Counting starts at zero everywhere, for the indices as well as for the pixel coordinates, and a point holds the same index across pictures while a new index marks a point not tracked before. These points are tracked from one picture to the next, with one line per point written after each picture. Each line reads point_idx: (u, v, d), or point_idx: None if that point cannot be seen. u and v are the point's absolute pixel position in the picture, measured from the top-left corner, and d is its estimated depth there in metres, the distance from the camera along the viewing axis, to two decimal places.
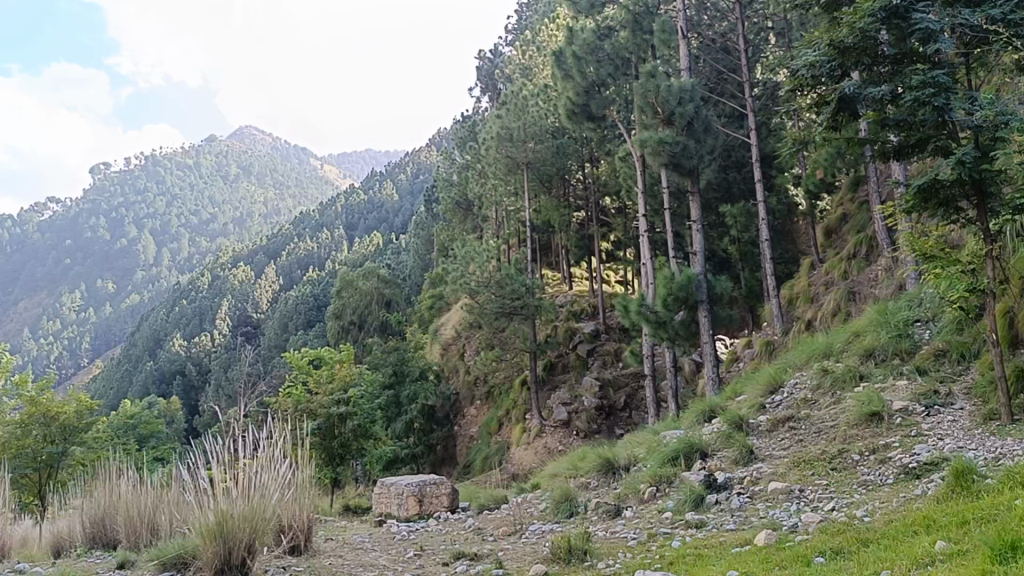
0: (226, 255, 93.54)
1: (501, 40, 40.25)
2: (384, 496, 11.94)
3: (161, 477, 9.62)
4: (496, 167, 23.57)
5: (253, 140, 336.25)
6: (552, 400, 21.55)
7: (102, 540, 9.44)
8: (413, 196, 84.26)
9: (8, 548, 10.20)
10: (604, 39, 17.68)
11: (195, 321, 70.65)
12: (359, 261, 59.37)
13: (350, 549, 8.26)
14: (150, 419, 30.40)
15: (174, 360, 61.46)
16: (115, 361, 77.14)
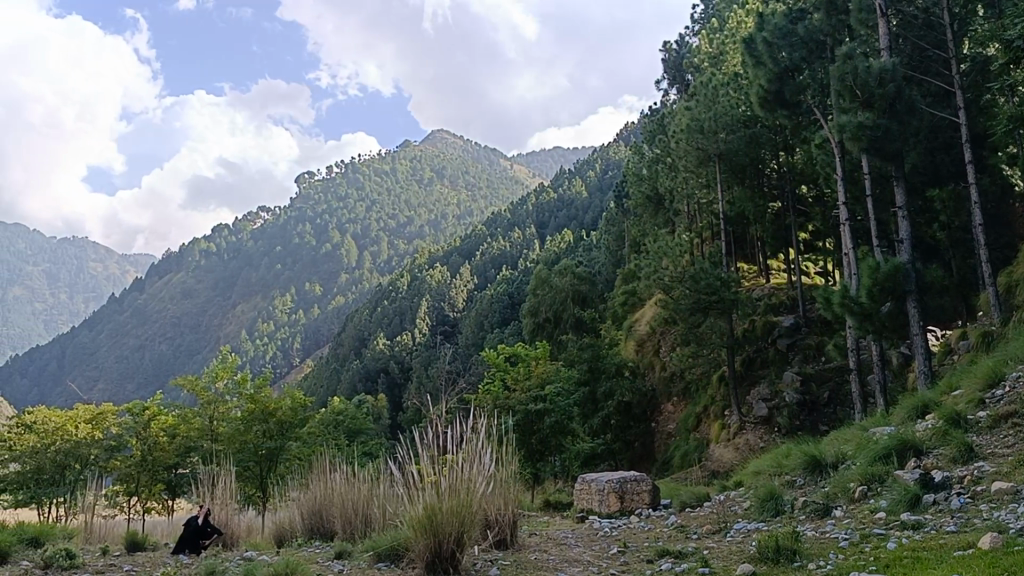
0: (423, 256, 96.43)
1: (689, 29, 39.60)
2: (586, 491, 12.01)
3: (371, 471, 10.01)
4: (688, 160, 23.29)
5: (445, 143, 345.21)
6: (752, 397, 21.06)
7: (319, 530, 9.86)
8: (602, 192, 83.98)
9: (235, 536, 10.86)
10: (795, 24, 17.18)
11: (396, 321, 73.18)
12: (552, 258, 59.67)
13: (554, 545, 8.31)
14: (358, 416, 31.77)
15: (379, 358, 63.92)
16: (325, 359, 81.02)
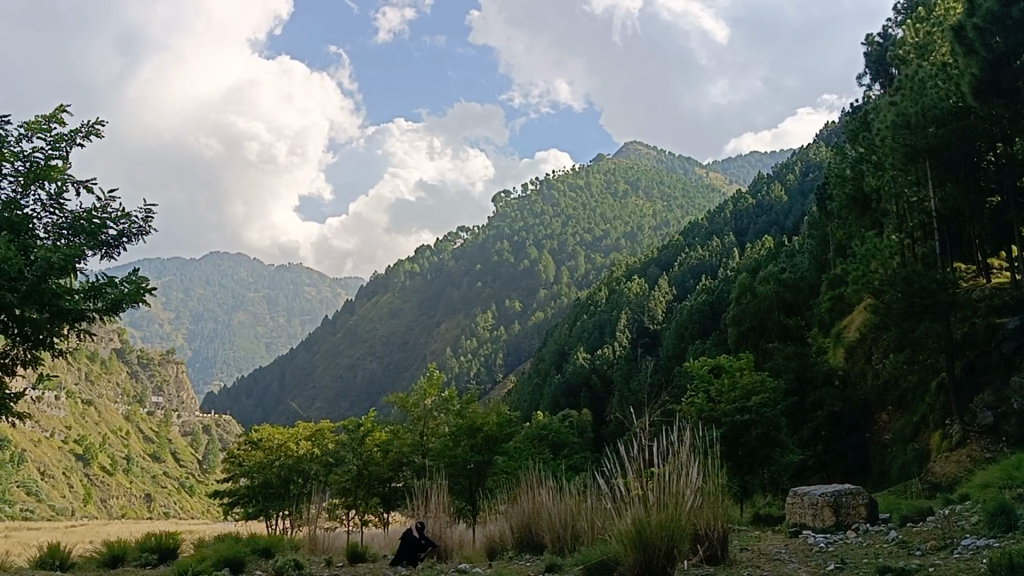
0: (621, 269, 96.19)
1: (893, 21, 37.79)
2: (797, 505, 11.61)
3: (578, 486, 10.05)
4: (896, 158, 22.24)
5: (639, 156, 343.69)
6: (976, 405, 19.84)
7: (529, 543, 9.95)
8: (803, 195, 81.17)
9: (448, 551, 11.13)
10: (1011, 6, 16.06)
11: (596, 335, 73.39)
12: (753, 264, 58.18)
13: (767, 560, 8.07)
14: (561, 429, 32.03)
15: (580, 372, 64.26)
16: (527, 374, 82.19)
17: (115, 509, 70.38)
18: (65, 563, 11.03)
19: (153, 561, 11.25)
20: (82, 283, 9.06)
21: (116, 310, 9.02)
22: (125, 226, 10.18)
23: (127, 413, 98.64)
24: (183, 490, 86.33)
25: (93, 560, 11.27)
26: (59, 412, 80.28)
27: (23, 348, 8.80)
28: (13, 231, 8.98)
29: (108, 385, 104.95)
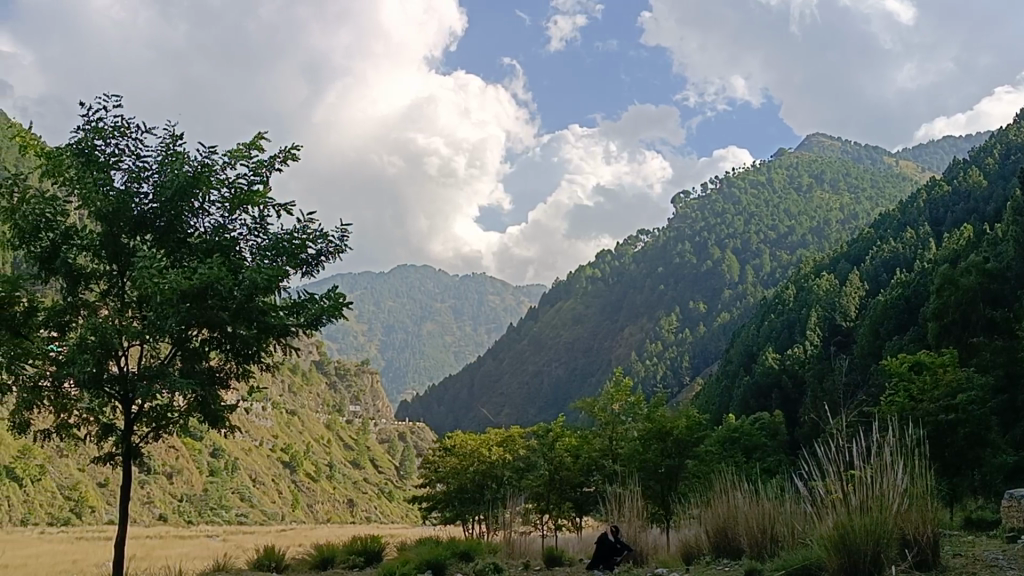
0: (809, 266, 93.05)
1: None
2: (1017, 509, 10.87)
3: (775, 490, 9.81)
4: None
5: (823, 148, 331.99)
6: None
7: (726, 549, 9.77)
8: (1006, 179, 76.12)
9: (645, 556, 11.04)
10: None
11: (786, 335, 71.33)
12: (952, 255, 55.10)
13: (984, 567, 7.61)
14: (752, 431, 31.32)
15: (770, 373, 62.60)
16: (715, 377, 80.73)
17: (321, 513, 73.65)
18: (281, 565, 11.64)
19: (360, 563, 11.77)
20: (285, 300, 9.56)
21: (316, 325, 9.44)
22: (323, 245, 10.60)
23: (328, 422, 103.25)
24: (383, 495, 89.39)
25: (305, 563, 11.82)
26: (267, 421, 84.89)
27: (236, 361, 9.35)
28: (225, 253, 9.57)
29: (310, 396, 110.13)
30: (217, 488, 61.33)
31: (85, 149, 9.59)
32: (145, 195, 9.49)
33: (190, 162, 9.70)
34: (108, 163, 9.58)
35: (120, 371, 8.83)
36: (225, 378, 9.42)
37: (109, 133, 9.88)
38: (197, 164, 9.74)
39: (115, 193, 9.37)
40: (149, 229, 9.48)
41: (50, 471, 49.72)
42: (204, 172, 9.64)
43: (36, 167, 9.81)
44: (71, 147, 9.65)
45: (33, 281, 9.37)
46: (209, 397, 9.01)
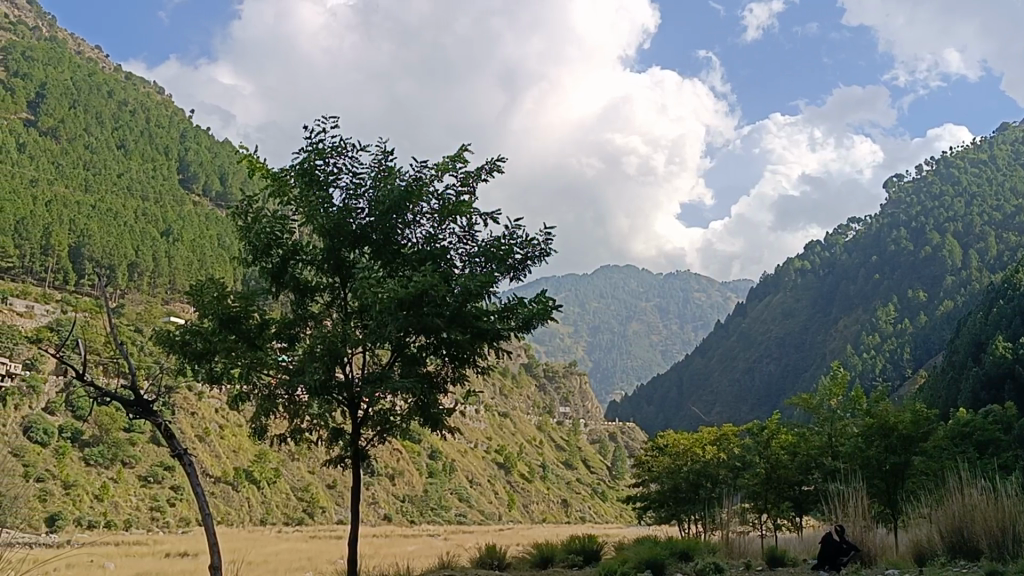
0: None
1: None
2: None
3: (1017, 489, 9.23)
4: None
5: None
6: None
7: (961, 548, 9.23)
8: None
9: (873, 556, 10.65)
10: None
11: (1017, 321, 66.35)
12: None
13: None
14: (985, 424, 29.36)
15: (1001, 363, 58.51)
16: (939, 368, 76.30)
17: (536, 513, 74.66)
18: (503, 563, 11.94)
19: (579, 562, 11.93)
20: (497, 304, 9.74)
21: (528, 327, 9.59)
22: (529, 250, 10.77)
23: (539, 423, 104.79)
24: (596, 495, 89.72)
25: (527, 562, 12.06)
26: (480, 424, 87.05)
27: (452, 364, 9.63)
28: (437, 262, 9.85)
29: (520, 398, 112.12)
30: (437, 489, 63.49)
31: (306, 169, 10.14)
32: (362, 210, 9.95)
33: (402, 177, 10.09)
34: (327, 180, 10.10)
35: (348, 377, 9.33)
36: (443, 382, 9.74)
37: (328, 153, 10.44)
38: (409, 178, 10.13)
39: (335, 210, 9.88)
40: (366, 242, 9.91)
41: (284, 474, 52.94)
42: (416, 185, 9.99)
43: (264, 187, 10.50)
44: (296, 168, 10.26)
45: (265, 296, 10.04)
46: (428, 402, 9.37)
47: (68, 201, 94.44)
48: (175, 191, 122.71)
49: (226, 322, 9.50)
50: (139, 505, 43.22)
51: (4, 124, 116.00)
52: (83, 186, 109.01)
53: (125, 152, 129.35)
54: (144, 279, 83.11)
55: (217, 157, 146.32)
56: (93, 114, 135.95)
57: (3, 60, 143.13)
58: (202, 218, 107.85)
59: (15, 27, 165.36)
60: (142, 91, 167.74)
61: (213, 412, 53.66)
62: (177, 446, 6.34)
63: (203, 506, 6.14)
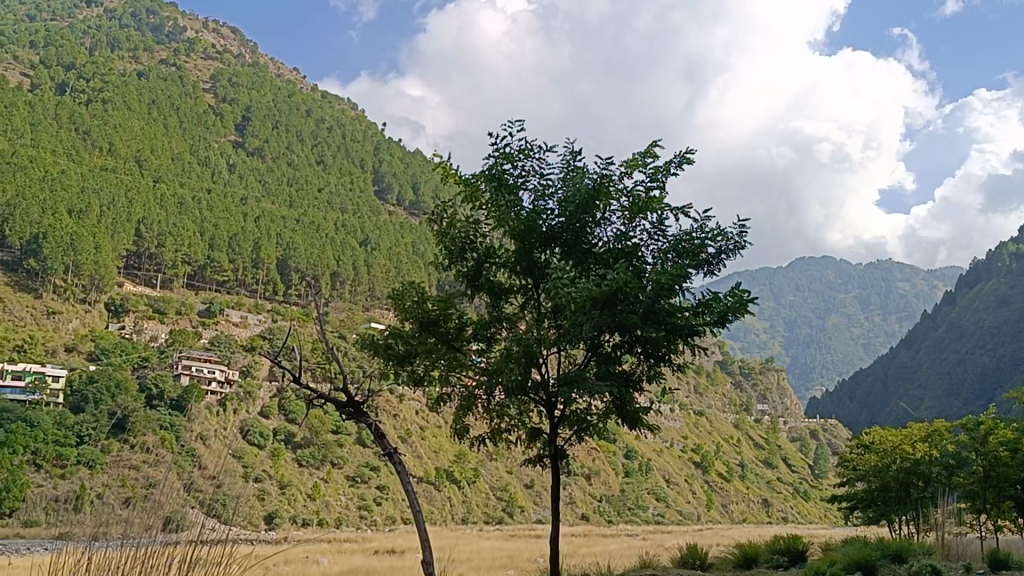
0: None
1: None
2: None
3: None
4: None
5: None
6: None
7: None
8: None
9: None
10: None
11: None
12: None
13: None
14: None
15: None
16: None
17: (736, 513, 72.93)
18: (706, 563, 11.77)
19: (784, 563, 11.58)
20: (692, 301, 9.62)
21: (724, 322, 9.44)
22: (724, 242, 10.57)
23: (736, 421, 102.65)
24: (798, 495, 87.01)
25: (729, 560, 11.85)
26: (676, 423, 86.22)
27: (647, 362, 9.56)
28: (629, 259, 9.82)
29: (716, 396, 110.24)
30: (633, 489, 63.29)
31: (496, 173, 10.32)
32: (551, 211, 10.04)
33: (591, 176, 10.10)
34: (517, 184, 10.27)
35: (544, 376, 9.43)
36: (638, 381, 9.67)
37: (517, 157, 10.61)
38: (596, 176, 10.13)
39: (525, 212, 10.03)
40: (558, 242, 10.01)
41: (483, 474, 54.16)
42: (604, 183, 9.99)
43: (457, 193, 10.79)
44: (486, 174, 10.47)
45: (462, 299, 10.32)
46: (625, 401, 9.36)
47: (274, 217, 100.15)
48: (372, 201, 127.71)
49: (426, 325, 9.85)
50: (349, 504, 45.13)
51: (215, 147, 124.36)
52: (288, 202, 115.42)
53: (324, 168, 135.96)
54: (346, 287, 86.72)
55: (410, 167, 151.16)
56: (294, 133, 143.81)
57: (213, 87, 153.51)
58: (398, 226, 111.75)
59: (222, 55, 176.97)
60: (338, 108, 175.78)
61: (414, 415, 56.62)
62: (387, 445, 6.57)
63: (412, 506, 6.32)
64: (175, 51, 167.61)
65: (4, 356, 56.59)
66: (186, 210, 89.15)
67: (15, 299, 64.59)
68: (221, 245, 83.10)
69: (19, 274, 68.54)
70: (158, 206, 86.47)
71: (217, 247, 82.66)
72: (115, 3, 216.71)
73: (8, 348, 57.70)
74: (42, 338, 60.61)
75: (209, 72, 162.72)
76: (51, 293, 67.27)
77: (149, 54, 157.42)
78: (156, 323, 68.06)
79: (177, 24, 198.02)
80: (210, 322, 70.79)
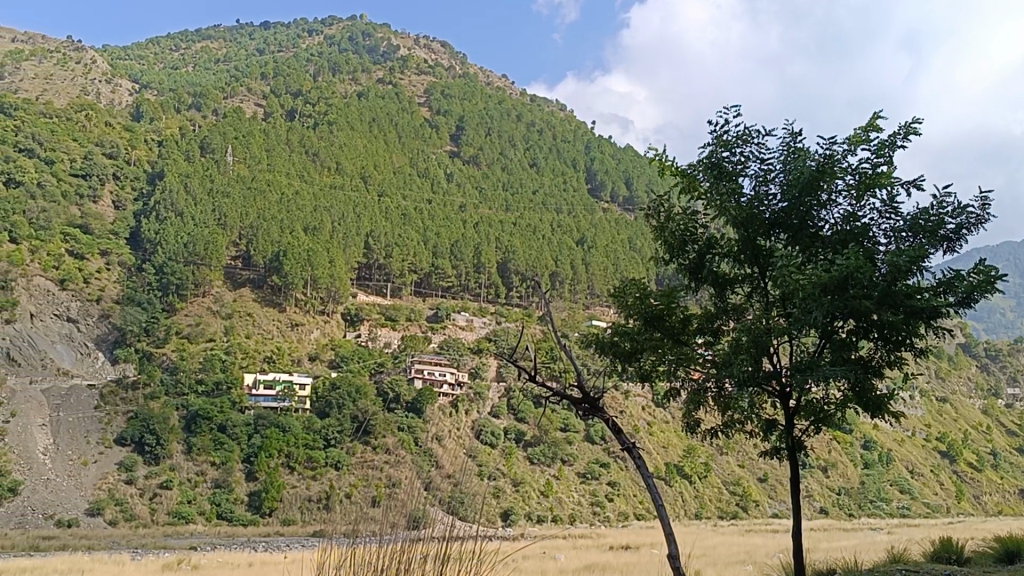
0: None
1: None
2: None
3: None
4: None
5: None
6: None
7: None
8: None
9: None
10: None
11: None
12: None
13: None
14: None
15: None
16: None
17: (992, 504, 67.94)
18: (962, 558, 11.13)
19: None
20: (930, 281, 9.11)
21: (970, 302, 8.89)
22: (963, 216, 9.93)
23: (984, 407, 95.92)
24: None
25: (989, 555, 11.16)
26: (917, 411, 81.74)
27: (886, 348, 9.11)
28: (860, 240, 9.39)
29: (961, 381, 103.46)
30: (874, 481, 60.50)
31: (715, 161, 10.18)
32: (775, 196, 9.78)
33: (814, 157, 9.73)
34: (736, 171, 10.04)
35: (775, 367, 9.17)
36: (877, 367, 9.24)
37: (735, 142, 10.39)
38: (821, 157, 9.74)
39: (746, 200, 9.84)
40: (784, 227, 9.73)
41: (715, 468, 53.29)
42: (828, 162, 9.61)
43: (675, 185, 10.73)
44: (704, 163, 10.32)
45: (686, 293, 10.24)
46: (863, 388, 8.97)
47: (493, 221, 102.58)
48: (586, 200, 128.19)
49: (651, 320, 9.84)
50: (582, 500, 45.64)
51: (433, 158, 128.79)
52: (505, 207, 117.89)
53: (537, 170, 137.73)
54: (566, 287, 87.31)
55: (622, 162, 150.63)
56: (507, 139, 146.78)
57: (427, 100, 158.89)
58: (613, 224, 111.60)
59: (434, 69, 182.95)
60: (548, 110, 177.54)
61: (640, 411, 56.74)
62: (625, 440, 6.59)
63: (656, 500, 6.35)
64: (391, 69, 174.79)
65: (256, 366, 60.86)
66: (410, 221, 92.80)
67: (262, 313, 69.62)
68: (444, 252, 85.94)
69: (264, 290, 73.59)
70: (384, 219, 90.56)
71: (441, 255, 85.61)
72: (334, 29, 228.26)
73: (259, 359, 62.03)
74: (288, 348, 64.87)
75: (423, 86, 168.55)
76: (294, 306, 71.80)
77: (367, 75, 164.84)
78: (388, 330, 71.32)
79: (391, 44, 206.13)
80: (438, 326, 73.25)
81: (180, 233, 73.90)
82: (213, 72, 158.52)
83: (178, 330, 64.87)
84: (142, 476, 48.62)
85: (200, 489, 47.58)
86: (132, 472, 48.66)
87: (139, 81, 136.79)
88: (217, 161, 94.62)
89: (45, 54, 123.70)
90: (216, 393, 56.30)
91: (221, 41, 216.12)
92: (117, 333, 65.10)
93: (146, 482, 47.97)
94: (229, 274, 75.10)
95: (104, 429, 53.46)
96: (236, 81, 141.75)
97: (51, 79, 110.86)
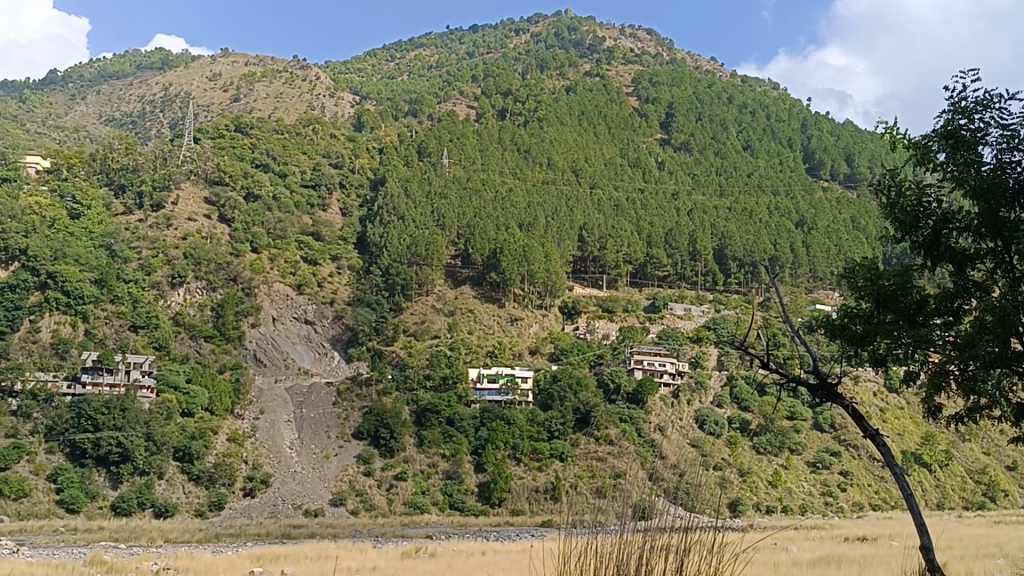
0: None
1: None
2: None
3: None
4: None
5: None
6: None
7: None
8: None
9: None
10: None
11: None
12: None
13: None
14: None
15: None
16: None
17: None
18: None
19: None
20: None
21: None
22: None
23: None
24: None
25: None
26: None
27: None
28: None
29: None
30: None
31: (950, 130, 9.62)
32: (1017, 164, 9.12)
33: None
34: (974, 139, 9.44)
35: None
36: None
37: (972, 109, 9.75)
38: None
39: (985, 170, 9.24)
40: None
41: (958, 456, 50.28)
42: None
43: (905, 159, 10.20)
44: (938, 132, 9.76)
45: (922, 271, 9.70)
46: None
47: (707, 208, 100.80)
48: (804, 180, 123.78)
49: (883, 301, 9.41)
50: (813, 490, 44.16)
51: (643, 147, 127.96)
52: (719, 191, 115.54)
53: (751, 152, 133.98)
54: (787, 271, 84.51)
55: (841, 137, 144.24)
56: (718, 123, 143.60)
57: (635, 90, 158.02)
58: (835, 203, 107.01)
59: (641, 58, 181.66)
60: (759, 90, 172.45)
61: (872, 396, 54.36)
62: (867, 427, 6.34)
63: (903, 490, 6.09)
64: (598, 62, 174.86)
65: (479, 361, 62.65)
66: (623, 212, 92.70)
67: (483, 309, 71.45)
68: (658, 241, 85.23)
69: (483, 287, 75.45)
70: (596, 211, 90.88)
71: (655, 244, 84.97)
72: (540, 26, 230.43)
73: (481, 354, 63.79)
74: (508, 343, 66.31)
75: (630, 76, 167.59)
76: (513, 302, 73.38)
77: (574, 69, 165.83)
78: (606, 322, 71.58)
79: (597, 36, 205.94)
80: (656, 317, 72.86)
81: (403, 236, 76.85)
82: (428, 78, 164.15)
83: (405, 329, 67.96)
84: (378, 468, 50.99)
85: (432, 480, 49.54)
86: (369, 465, 51.16)
87: (359, 93, 143.41)
88: (434, 164, 97.81)
89: (274, 74, 131.66)
90: (443, 388, 58.27)
91: (433, 49, 222.74)
92: (350, 333, 68.83)
93: (382, 474, 50.32)
94: (450, 273, 77.58)
95: (342, 424, 56.68)
96: (449, 86, 146.14)
97: (281, 97, 118.16)
